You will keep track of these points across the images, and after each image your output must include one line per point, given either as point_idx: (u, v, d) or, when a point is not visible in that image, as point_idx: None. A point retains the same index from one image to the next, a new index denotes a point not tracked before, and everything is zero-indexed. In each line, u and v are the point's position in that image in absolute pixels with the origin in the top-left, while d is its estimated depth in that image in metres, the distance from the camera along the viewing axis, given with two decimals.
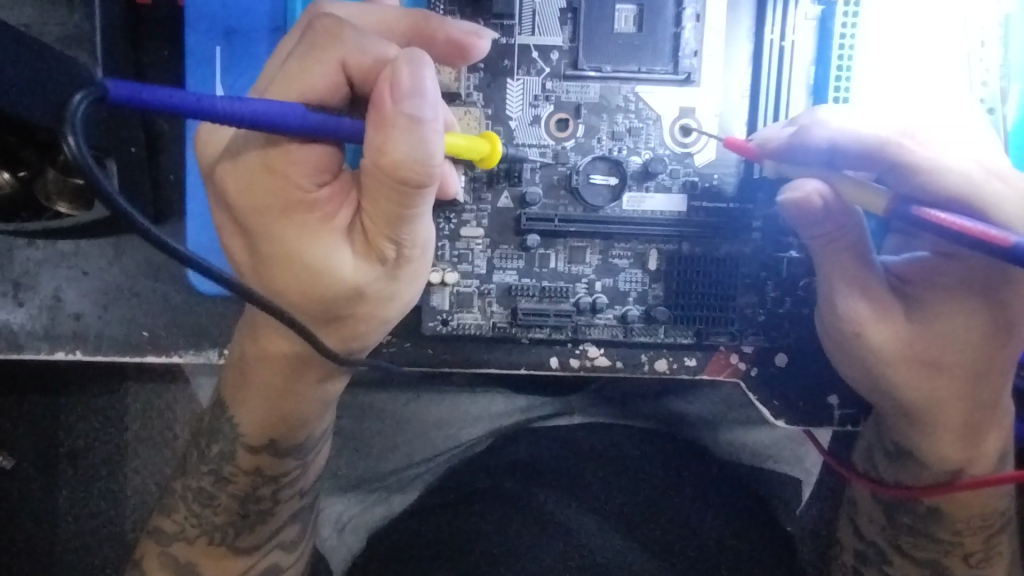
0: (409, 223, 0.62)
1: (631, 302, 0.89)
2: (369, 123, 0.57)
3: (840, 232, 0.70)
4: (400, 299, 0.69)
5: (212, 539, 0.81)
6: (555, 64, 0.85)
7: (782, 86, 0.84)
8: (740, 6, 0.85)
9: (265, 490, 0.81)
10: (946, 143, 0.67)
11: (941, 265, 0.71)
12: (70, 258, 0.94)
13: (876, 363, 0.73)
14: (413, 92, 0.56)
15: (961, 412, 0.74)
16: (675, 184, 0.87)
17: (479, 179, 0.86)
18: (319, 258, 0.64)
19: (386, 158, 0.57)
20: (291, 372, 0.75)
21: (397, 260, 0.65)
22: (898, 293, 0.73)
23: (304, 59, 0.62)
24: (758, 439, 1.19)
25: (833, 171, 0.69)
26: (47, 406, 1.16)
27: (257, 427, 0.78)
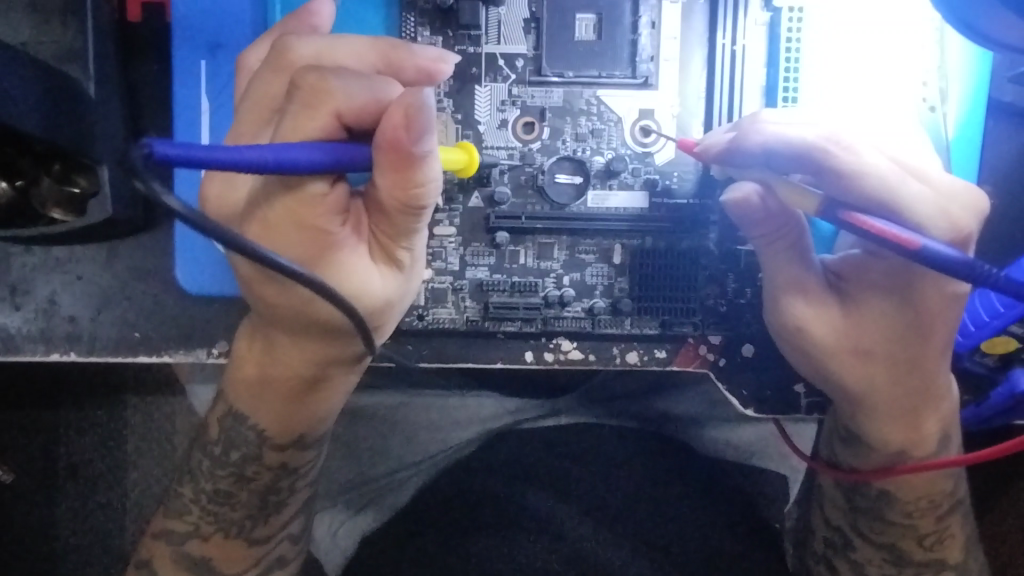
0: (420, 231, 0.72)
1: (598, 295, 0.94)
2: (385, 162, 0.63)
3: (778, 232, 0.78)
4: (411, 293, 0.79)
5: (228, 533, 0.90)
6: (520, 71, 0.90)
7: (735, 87, 0.91)
8: (694, 14, 0.91)
9: (284, 482, 0.91)
10: (866, 144, 0.73)
11: (869, 262, 0.79)
12: (64, 263, 1.03)
13: (817, 352, 0.82)
14: (424, 131, 0.61)
15: (893, 394, 0.85)
16: (637, 182, 0.92)
17: (451, 182, 0.91)
18: (356, 286, 0.72)
19: (408, 193, 0.65)
20: (318, 375, 0.83)
21: (412, 264, 0.75)
22: (835, 288, 0.81)
23: (298, 118, 0.64)
24: (741, 436, 1.29)
25: (772, 173, 0.75)
26: (46, 419, 1.33)
27: (283, 427, 0.87)
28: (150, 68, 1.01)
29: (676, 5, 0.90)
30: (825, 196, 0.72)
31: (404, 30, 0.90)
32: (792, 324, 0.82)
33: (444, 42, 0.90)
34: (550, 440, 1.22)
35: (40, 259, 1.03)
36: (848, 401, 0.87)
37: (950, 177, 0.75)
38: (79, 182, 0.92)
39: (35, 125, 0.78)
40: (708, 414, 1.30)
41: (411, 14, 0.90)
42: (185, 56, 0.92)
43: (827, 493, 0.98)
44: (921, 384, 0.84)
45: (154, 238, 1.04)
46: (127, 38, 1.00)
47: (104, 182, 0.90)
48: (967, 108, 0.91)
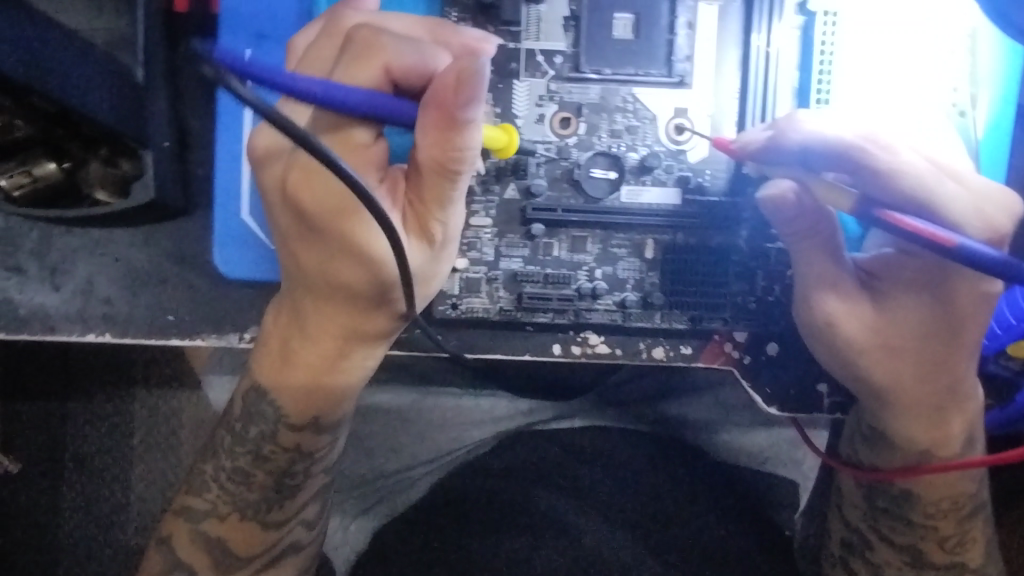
0: (454, 202, 0.74)
1: (629, 289, 0.95)
2: (430, 122, 0.65)
3: (814, 230, 0.80)
4: (436, 277, 0.82)
5: (243, 515, 0.90)
6: (558, 67, 0.92)
7: (769, 88, 0.92)
8: (730, 16, 0.93)
9: (299, 466, 0.90)
10: (903, 145, 0.75)
11: (900, 259, 0.81)
12: (104, 246, 1.05)
13: (848, 349, 0.84)
14: (472, 97, 0.64)
15: (922, 394, 0.86)
16: (670, 178, 0.94)
17: (488, 173, 0.93)
18: (383, 248, 0.75)
19: (446, 153, 0.67)
20: (338, 351, 0.85)
21: (442, 241, 0.78)
22: (867, 286, 0.83)
23: (349, 69, 0.67)
24: (754, 441, 1.35)
25: (810, 173, 0.76)
26: (57, 408, 1.35)
27: (300, 404, 0.88)
28: (195, 57, 1.03)
29: (712, 8, 0.92)
30: (860, 195, 0.74)
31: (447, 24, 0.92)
32: (823, 319, 0.83)
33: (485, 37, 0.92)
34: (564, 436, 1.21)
35: (80, 241, 1.05)
36: (873, 399, 0.88)
37: (984, 179, 0.77)
38: (123, 165, 0.94)
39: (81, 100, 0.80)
40: (720, 418, 1.34)
41: (453, 9, 0.92)
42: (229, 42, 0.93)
43: (848, 493, 0.99)
44: (949, 385, 0.85)
45: (191, 224, 1.06)
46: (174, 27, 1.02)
47: (149, 167, 0.93)
48: (994, 114, 0.93)
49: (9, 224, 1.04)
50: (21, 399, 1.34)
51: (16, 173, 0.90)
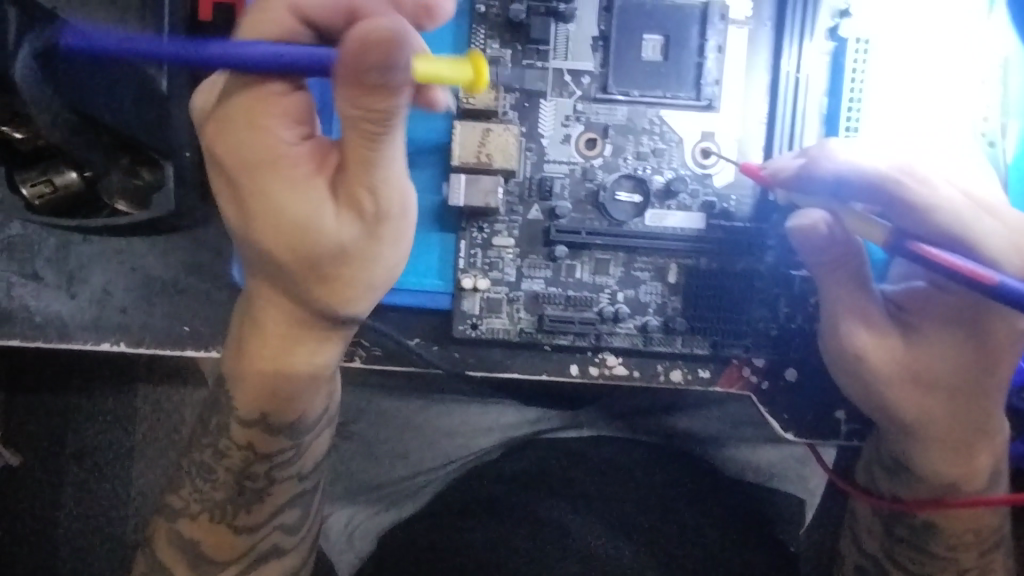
0: (384, 168, 0.67)
1: (651, 313, 0.95)
2: (342, 81, 0.61)
3: (844, 260, 0.80)
4: (383, 261, 0.74)
5: (212, 517, 0.86)
6: (586, 87, 0.91)
7: (797, 114, 0.91)
8: (759, 40, 0.92)
9: (258, 468, 0.86)
10: (942, 178, 0.74)
11: (936, 295, 0.81)
12: (120, 254, 1.03)
13: (878, 385, 0.83)
14: (384, 59, 0.59)
15: (952, 430, 0.85)
16: (695, 203, 0.93)
17: (513, 194, 0.92)
18: (303, 213, 0.69)
19: (361, 112, 0.62)
20: (286, 342, 0.79)
21: (377, 215, 0.70)
22: (897, 319, 0.83)
23: (257, 16, 0.69)
24: (763, 457, 1.25)
25: (840, 203, 0.77)
26: (63, 403, 1.34)
27: (253, 399, 0.82)
28: None
29: (742, 32, 0.91)
30: (893, 227, 0.74)
31: (473, 42, 0.90)
32: (852, 352, 0.83)
33: (513, 56, 0.91)
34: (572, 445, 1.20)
35: (96, 249, 1.03)
36: (897, 430, 0.88)
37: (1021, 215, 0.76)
38: (144, 174, 0.94)
39: None
40: (728, 432, 1.25)
41: (481, 26, 0.90)
42: None
43: (863, 519, 0.99)
44: (977, 420, 0.85)
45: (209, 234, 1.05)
46: None
47: (169, 180, 0.93)
48: None
49: (25, 230, 1.02)
50: (26, 398, 1.33)
51: (38, 182, 0.91)
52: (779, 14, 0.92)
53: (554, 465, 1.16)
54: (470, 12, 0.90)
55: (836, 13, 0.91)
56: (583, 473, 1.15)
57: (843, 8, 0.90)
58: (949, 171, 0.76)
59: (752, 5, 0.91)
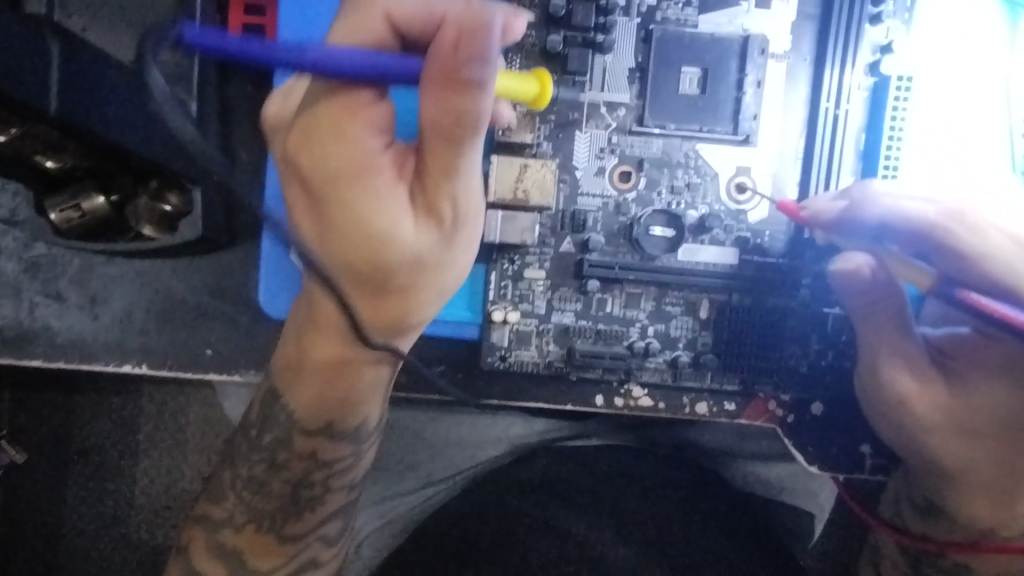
0: (465, 177, 0.63)
1: (681, 348, 0.94)
2: (431, 79, 0.56)
3: (883, 301, 0.81)
4: (456, 265, 0.71)
5: (260, 527, 0.85)
6: (621, 119, 0.90)
7: (835, 150, 0.90)
8: (798, 75, 0.91)
9: (317, 475, 0.85)
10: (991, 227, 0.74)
11: (983, 345, 0.82)
12: (143, 276, 1.03)
13: (917, 430, 0.84)
14: (479, 53, 0.55)
15: (993, 476, 0.84)
16: (729, 238, 0.92)
17: (545, 227, 0.91)
18: (383, 225, 0.64)
19: (450, 114, 0.57)
20: (347, 348, 0.79)
21: (454, 222, 0.67)
22: (939, 363, 0.84)
23: (351, 20, 0.61)
24: (771, 473, 1.23)
25: (881, 246, 0.76)
26: (64, 401, 1.25)
27: (313, 407, 0.83)
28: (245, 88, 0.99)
29: (780, 67, 0.90)
30: (938, 273, 0.74)
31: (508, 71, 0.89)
32: (895, 399, 0.83)
33: (548, 86, 0.89)
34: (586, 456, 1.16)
35: (120, 271, 1.03)
36: (935, 474, 0.87)
37: None
38: (171, 199, 0.92)
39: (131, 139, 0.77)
40: (737, 445, 1.21)
41: (516, 55, 0.88)
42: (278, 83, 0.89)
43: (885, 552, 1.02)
44: (1014, 466, 0.84)
45: (233, 257, 1.04)
46: None
47: (196, 205, 0.91)
48: None
49: (51, 251, 1.02)
50: (19, 413, 1.24)
51: (67, 206, 0.88)
52: (818, 49, 0.90)
53: (572, 473, 1.14)
54: None
55: (877, 48, 0.89)
56: (603, 485, 1.13)
57: (885, 43, 0.89)
58: (1002, 214, 0.75)
59: (792, 39, 0.90)
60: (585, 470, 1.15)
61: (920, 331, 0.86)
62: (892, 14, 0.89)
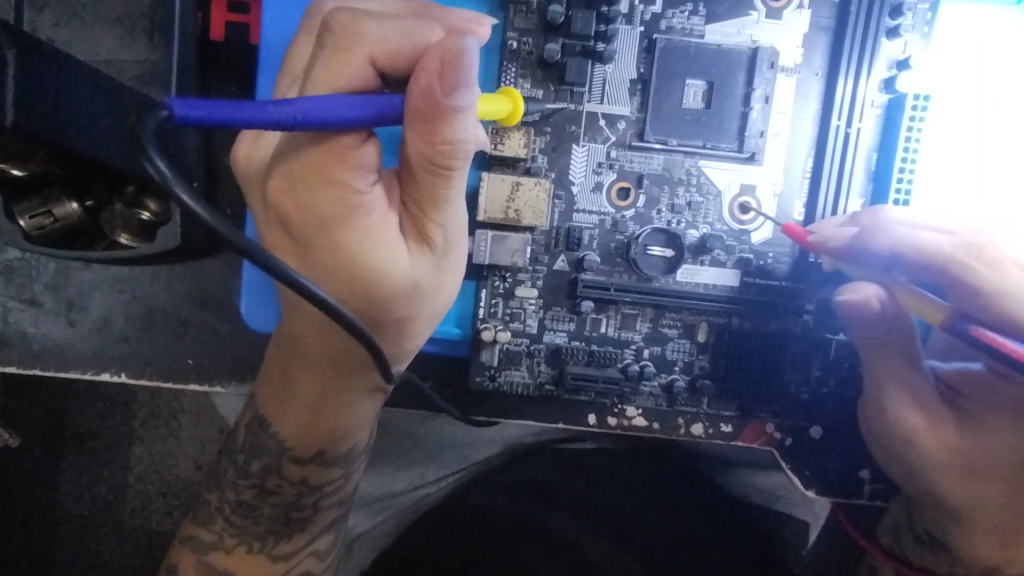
0: (453, 201, 0.63)
1: (677, 371, 0.90)
2: (414, 111, 0.55)
3: (894, 337, 0.77)
4: (448, 287, 0.70)
5: (251, 547, 0.85)
6: (621, 133, 0.86)
7: (845, 170, 0.86)
8: (808, 91, 0.87)
9: (308, 499, 0.85)
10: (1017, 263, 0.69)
11: (997, 384, 0.78)
12: (122, 282, 1.00)
13: (923, 465, 0.81)
14: (460, 82, 0.54)
15: (999, 517, 0.81)
16: (730, 259, 0.88)
17: (538, 243, 0.87)
18: (378, 261, 0.63)
19: (436, 147, 0.56)
20: (337, 380, 0.77)
21: (445, 246, 0.66)
22: (951, 402, 0.80)
23: (331, 64, 0.57)
24: (768, 482, 1.13)
25: (889, 278, 0.73)
26: (59, 385, 1.09)
27: (303, 438, 0.81)
28: (229, 91, 0.95)
29: (790, 81, 0.86)
30: (954, 309, 0.70)
31: (503, 78, 0.84)
32: (901, 434, 0.80)
33: (545, 97, 0.85)
34: (583, 462, 1.09)
35: (98, 276, 0.99)
36: (941, 509, 0.84)
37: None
38: (149, 205, 0.87)
39: (105, 152, 0.72)
40: (737, 454, 1.12)
41: (511, 63, 0.84)
42: (261, 84, 0.84)
43: None
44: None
45: (215, 263, 1.01)
46: (209, 57, 0.94)
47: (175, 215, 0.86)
48: None
49: (25, 256, 0.99)
50: (8, 397, 1.10)
51: (38, 213, 0.84)
52: (831, 63, 0.86)
53: (563, 479, 1.09)
54: (500, 48, 0.84)
55: (894, 63, 0.85)
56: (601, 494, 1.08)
57: (902, 58, 0.85)
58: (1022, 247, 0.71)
59: (803, 52, 0.86)
60: (578, 476, 1.10)
61: (930, 366, 0.83)
62: (911, 28, 0.85)
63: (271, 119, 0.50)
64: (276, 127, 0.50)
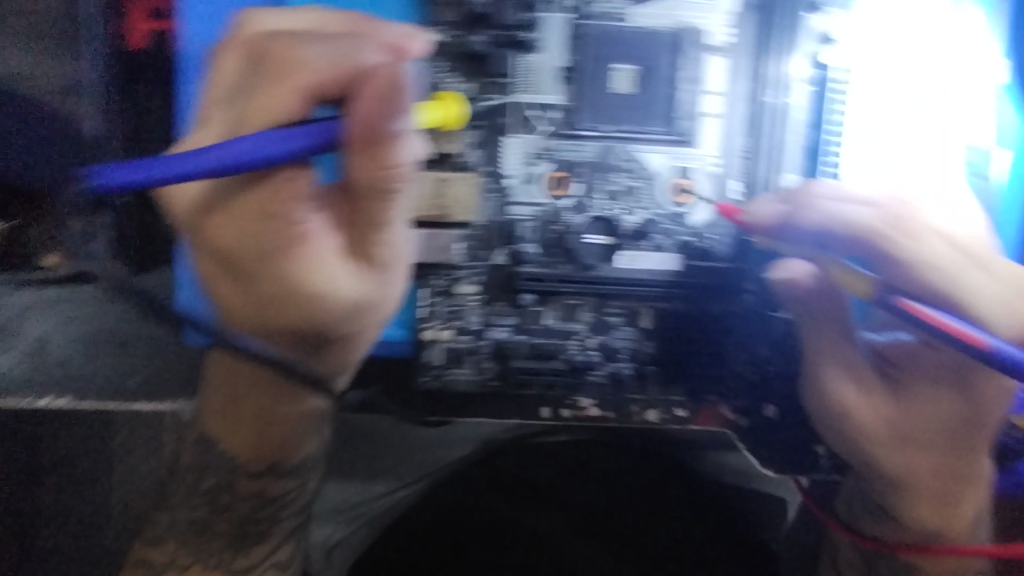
0: (395, 220, 0.63)
1: (623, 359, 0.90)
2: (355, 139, 0.54)
3: (823, 316, 0.85)
4: (392, 298, 0.70)
5: (207, 564, 0.87)
6: (552, 123, 0.84)
7: (780, 148, 0.86)
8: (738, 68, 0.85)
9: (263, 513, 0.87)
10: (930, 238, 0.70)
11: (925, 352, 0.84)
12: (46, 303, 0.93)
13: (860, 436, 0.87)
14: (401, 109, 0.54)
15: (930, 476, 0.87)
16: (669, 243, 0.88)
17: (475, 237, 0.86)
18: (322, 284, 0.62)
19: (378, 172, 0.57)
20: (277, 394, 0.83)
21: (389, 262, 0.66)
22: (884, 373, 0.87)
23: (263, 97, 0.56)
24: None
25: (821, 252, 0.71)
26: None
27: (253, 453, 0.86)
28: None
29: (718, 61, 0.85)
30: (882, 280, 0.68)
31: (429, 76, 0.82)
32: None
33: (473, 91, 0.83)
34: None
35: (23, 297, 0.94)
36: None
37: (1008, 266, 0.73)
38: (74, 224, 0.84)
39: None
40: None
41: (435, 57, 0.82)
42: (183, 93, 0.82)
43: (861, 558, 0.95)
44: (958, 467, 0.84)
45: None
46: None
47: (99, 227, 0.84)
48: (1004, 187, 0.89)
49: None
50: None
51: None
52: (758, 39, 0.85)
53: None
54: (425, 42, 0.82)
55: (820, 37, 0.84)
56: None
57: (827, 32, 0.84)
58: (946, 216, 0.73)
59: (730, 30, 0.85)
60: None
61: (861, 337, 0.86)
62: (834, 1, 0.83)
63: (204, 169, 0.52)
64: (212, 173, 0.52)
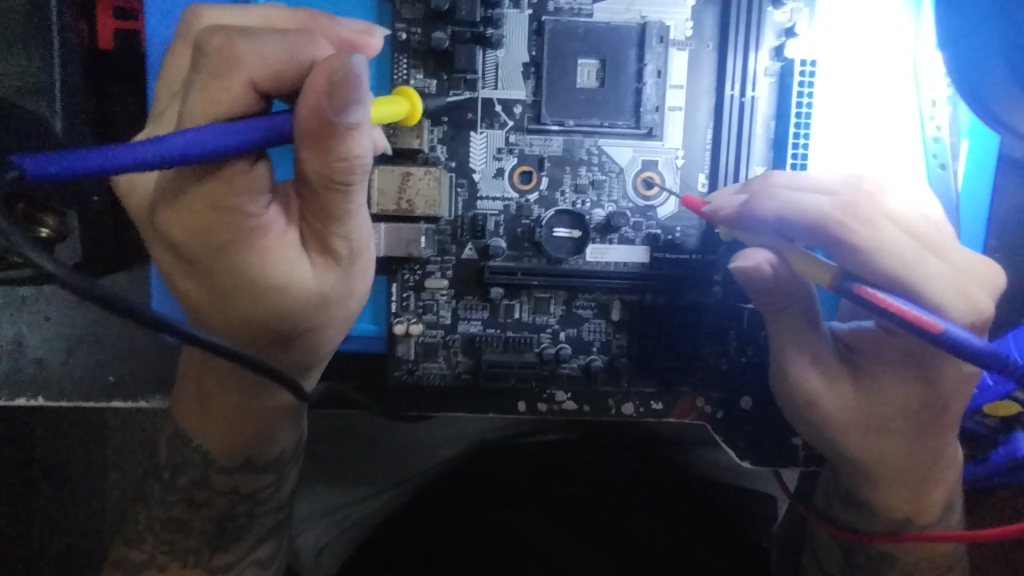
0: (354, 213, 0.62)
1: (595, 351, 0.90)
2: (305, 131, 0.54)
3: (790, 302, 0.78)
4: (358, 293, 0.70)
5: (186, 563, 0.83)
6: (518, 117, 0.85)
7: (745, 140, 0.87)
8: (702, 62, 0.87)
9: (241, 508, 0.84)
10: (892, 226, 0.70)
11: (885, 339, 0.78)
12: (32, 303, 1.00)
13: (830, 428, 0.81)
14: (352, 101, 0.53)
15: (906, 470, 0.82)
16: (638, 236, 0.89)
17: (444, 232, 0.87)
18: (281, 277, 0.62)
19: (331, 164, 0.56)
20: (248, 390, 0.78)
21: (351, 256, 0.66)
22: (848, 360, 0.81)
23: (208, 90, 0.54)
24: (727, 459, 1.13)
25: (784, 241, 0.73)
26: None
27: (226, 447, 0.80)
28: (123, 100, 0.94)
29: (681, 55, 0.86)
30: (840, 268, 0.69)
31: (396, 72, 0.84)
32: (803, 396, 0.81)
33: (438, 88, 0.84)
34: (534, 456, 1.08)
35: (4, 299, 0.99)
36: (854, 467, 0.84)
37: (966, 253, 0.73)
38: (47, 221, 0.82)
39: None
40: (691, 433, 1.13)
41: (400, 55, 0.83)
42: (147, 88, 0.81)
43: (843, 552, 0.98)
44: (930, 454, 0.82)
45: (128, 278, 1.00)
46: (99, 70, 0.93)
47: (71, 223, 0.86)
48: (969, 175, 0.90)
49: None
50: None
51: None
52: (722, 33, 0.86)
53: (516, 469, 1.08)
54: (390, 40, 0.83)
55: (781, 31, 0.86)
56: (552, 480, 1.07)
57: (789, 26, 0.86)
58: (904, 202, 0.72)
59: (693, 24, 0.86)
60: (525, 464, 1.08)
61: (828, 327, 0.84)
62: None
63: (144, 161, 0.46)
64: (154, 166, 0.47)
